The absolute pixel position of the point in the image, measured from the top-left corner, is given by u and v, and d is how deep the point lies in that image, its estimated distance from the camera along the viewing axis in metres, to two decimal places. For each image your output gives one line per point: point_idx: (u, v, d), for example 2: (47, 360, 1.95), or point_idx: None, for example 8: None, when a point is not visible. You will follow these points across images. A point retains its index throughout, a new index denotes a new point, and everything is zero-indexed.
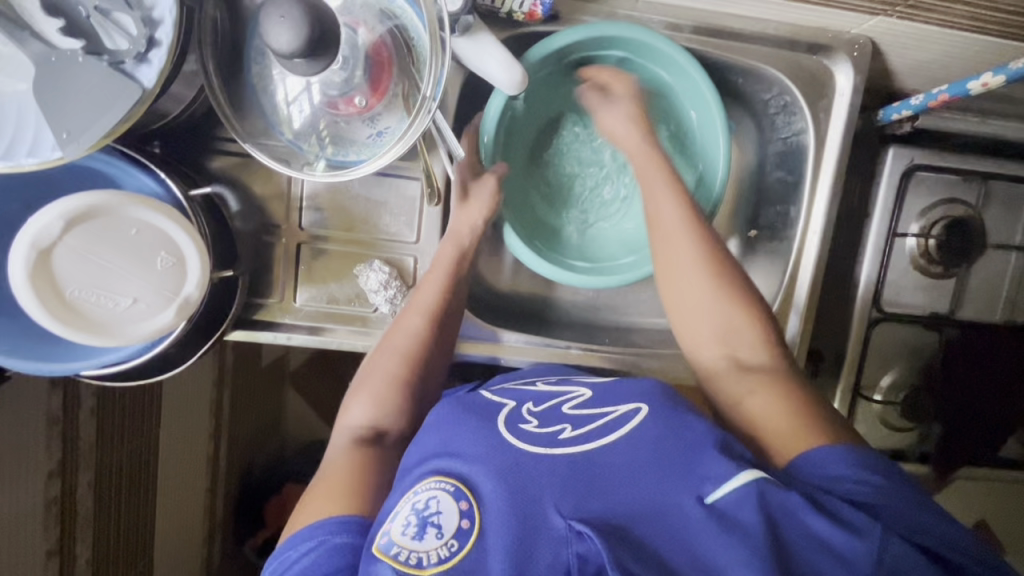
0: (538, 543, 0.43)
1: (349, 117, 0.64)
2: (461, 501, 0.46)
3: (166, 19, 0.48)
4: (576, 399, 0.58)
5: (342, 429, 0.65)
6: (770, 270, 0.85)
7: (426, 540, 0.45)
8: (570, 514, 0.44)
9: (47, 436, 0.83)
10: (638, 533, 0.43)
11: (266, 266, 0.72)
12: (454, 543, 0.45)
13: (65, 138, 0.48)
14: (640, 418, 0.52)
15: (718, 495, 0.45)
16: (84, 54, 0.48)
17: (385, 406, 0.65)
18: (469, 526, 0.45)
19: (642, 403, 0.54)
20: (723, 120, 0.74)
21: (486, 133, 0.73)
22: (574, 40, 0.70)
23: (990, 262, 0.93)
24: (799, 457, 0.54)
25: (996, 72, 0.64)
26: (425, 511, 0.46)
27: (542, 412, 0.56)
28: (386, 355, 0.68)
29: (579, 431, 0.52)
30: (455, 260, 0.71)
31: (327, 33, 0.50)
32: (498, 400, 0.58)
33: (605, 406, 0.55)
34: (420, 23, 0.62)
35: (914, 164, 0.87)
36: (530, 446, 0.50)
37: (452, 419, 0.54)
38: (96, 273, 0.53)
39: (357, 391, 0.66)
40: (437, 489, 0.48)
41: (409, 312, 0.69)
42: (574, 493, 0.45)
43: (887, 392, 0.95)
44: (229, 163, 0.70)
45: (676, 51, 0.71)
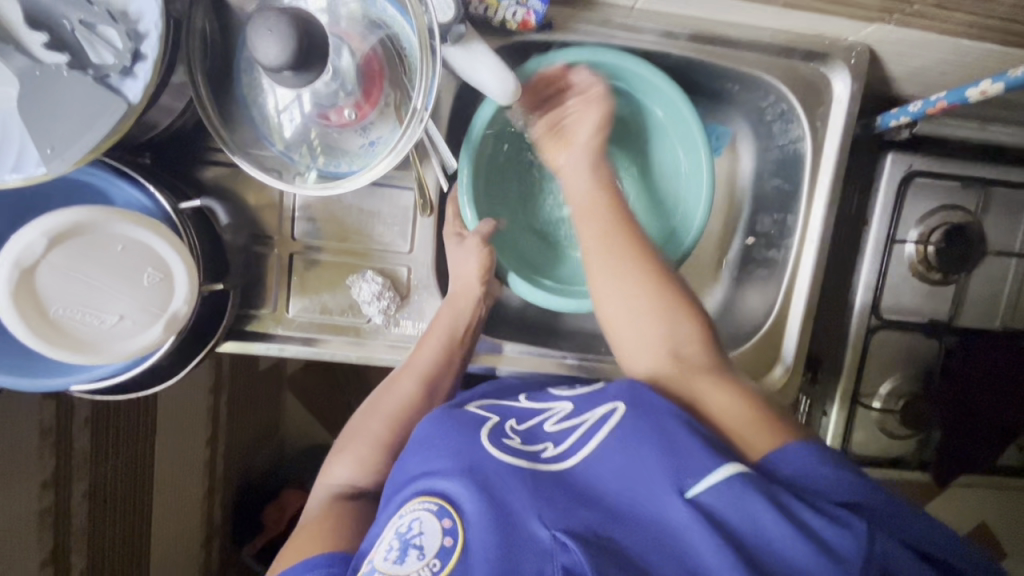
0: (520, 554, 0.42)
1: (340, 127, 0.63)
2: (445, 519, 0.45)
3: (152, 32, 0.48)
4: (554, 415, 0.57)
5: (323, 487, 0.64)
6: (767, 278, 0.84)
7: (407, 563, 0.43)
8: (554, 525, 0.43)
9: (41, 447, 0.83)
10: (620, 540, 0.42)
11: (258, 277, 0.72)
12: (437, 562, 0.43)
13: (49, 154, 0.47)
14: (618, 419, 0.51)
15: (699, 490, 0.44)
16: (69, 68, 0.47)
17: (369, 467, 0.64)
18: (452, 544, 0.44)
19: (618, 403, 0.54)
20: (704, 137, 0.77)
21: (473, 137, 0.73)
22: (559, 64, 0.72)
23: (989, 268, 0.92)
24: (770, 453, 0.49)
25: (993, 79, 0.63)
26: (408, 533, 0.45)
27: (525, 431, 0.55)
28: (378, 414, 0.67)
29: (562, 447, 0.51)
30: (455, 322, 0.71)
31: (314, 45, 0.49)
32: (480, 413, 0.57)
33: (582, 415, 0.55)
34: (411, 32, 0.61)
35: (914, 170, 0.87)
36: (516, 462, 0.49)
37: (430, 433, 0.54)
38: (81, 290, 0.52)
39: (344, 449, 0.66)
40: (421, 510, 0.46)
41: (405, 376, 0.69)
42: (558, 505, 0.44)
43: (886, 399, 0.95)
44: (220, 174, 0.69)
45: (643, 69, 0.74)
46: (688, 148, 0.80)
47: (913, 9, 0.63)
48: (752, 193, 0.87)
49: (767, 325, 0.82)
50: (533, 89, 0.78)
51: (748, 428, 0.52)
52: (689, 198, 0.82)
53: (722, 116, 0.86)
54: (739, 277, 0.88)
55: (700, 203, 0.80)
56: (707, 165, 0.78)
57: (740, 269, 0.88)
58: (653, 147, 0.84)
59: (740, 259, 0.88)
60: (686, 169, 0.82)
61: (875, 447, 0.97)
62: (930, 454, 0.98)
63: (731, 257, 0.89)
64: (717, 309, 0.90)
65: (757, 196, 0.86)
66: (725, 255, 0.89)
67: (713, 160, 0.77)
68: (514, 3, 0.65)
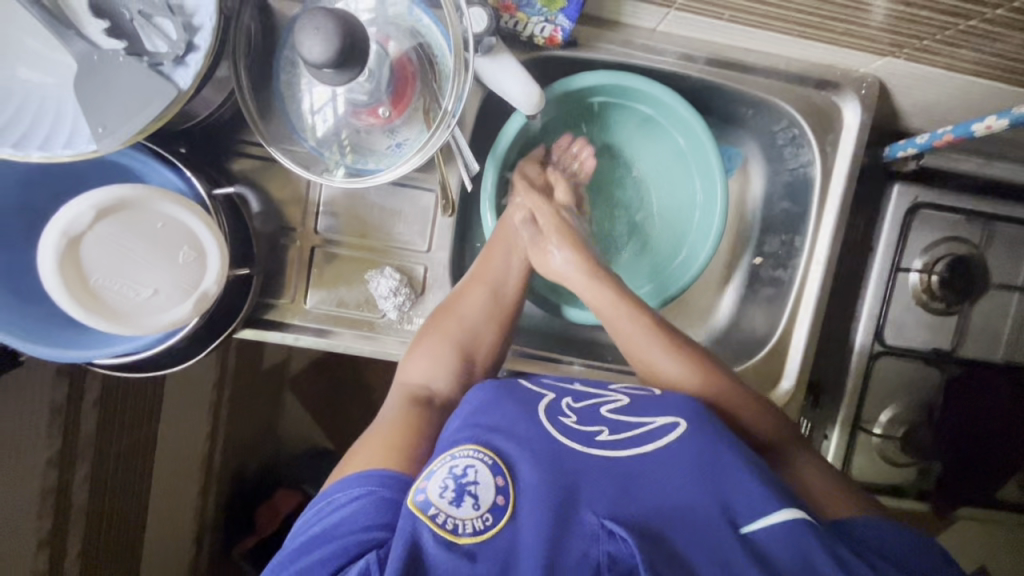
0: (571, 534, 0.44)
1: (370, 127, 0.66)
2: (498, 477, 0.47)
3: (206, 25, 0.51)
4: (611, 403, 0.58)
5: (398, 387, 0.66)
6: (774, 298, 0.86)
7: (463, 509, 0.45)
8: (603, 513, 0.45)
9: (50, 424, 0.85)
10: (671, 537, 0.45)
11: (279, 266, 0.74)
12: (489, 517, 0.45)
13: (101, 132, 0.50)
14: (677, 435, 0.52)
15: (755, 528, 0.46)
16: (125, 54, 0.50)
17: (444, 367, 0.67)
18: (504, 502, 0.46)
19: (680, 420, 0.54)
20: (718, 161, 0.81)
21: (498, 149, 0.76)
22: (588, 82, 0.76)
23: (992, 301, 0.94)
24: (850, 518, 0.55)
25: (1000, 115, 0.66)
26: (462, 478, 0.47)
27: (581, 409, 0.56)
28: (451, 315, 0.70)
29: (616, 435, 0.52)
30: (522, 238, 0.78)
31: (357, 45, 0.52)
32: (535, 390, 0.58)
33: (644, 416, 0.55)
34: (446, 44, 0.65)
35: (919, 202, 0.90)
36: (571, 443, 0.50)
37: (493, 400, 0.54)
38: (120, 262, 0.54)
39: (418, 347, 0.68)
40: (476, 459, 0.48)
41: (477, 282, 0.73)
42: (608, 491, 0.47)
43: (886, 426, 0.96)
44: (249, 166, 0.72)
45: (671, 99, 0.78)
46: (703, 171, 0.84)
47: (921, 45, 0.66)
48: (762, 215, 0.89)
49: (772, 343, 0.83)
50: (557, 107, 0.82)
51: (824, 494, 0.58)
52: (703, 221, 0.85)
53: (736, 140, 0.89)
54: (748, 297, 0.90)
55: (714, 221, 0.83)
56: (721, 190, 0.81)
57: (748, 288, 0.90)
58: (673, 169, 0.88)
59: (748, 279, 0.90)
60: (702, 201, 0.85)
61: (877, 475, 0.97)
62: (930, 484, 0.98)
63: (740, 276, 0.91)
64: (723, 327, 0.91)
65: (766, 217, 0.89)
66: (734, 274, 0.92)
67: (725, 183, 0.81)
68: (543, 20, 0.67)
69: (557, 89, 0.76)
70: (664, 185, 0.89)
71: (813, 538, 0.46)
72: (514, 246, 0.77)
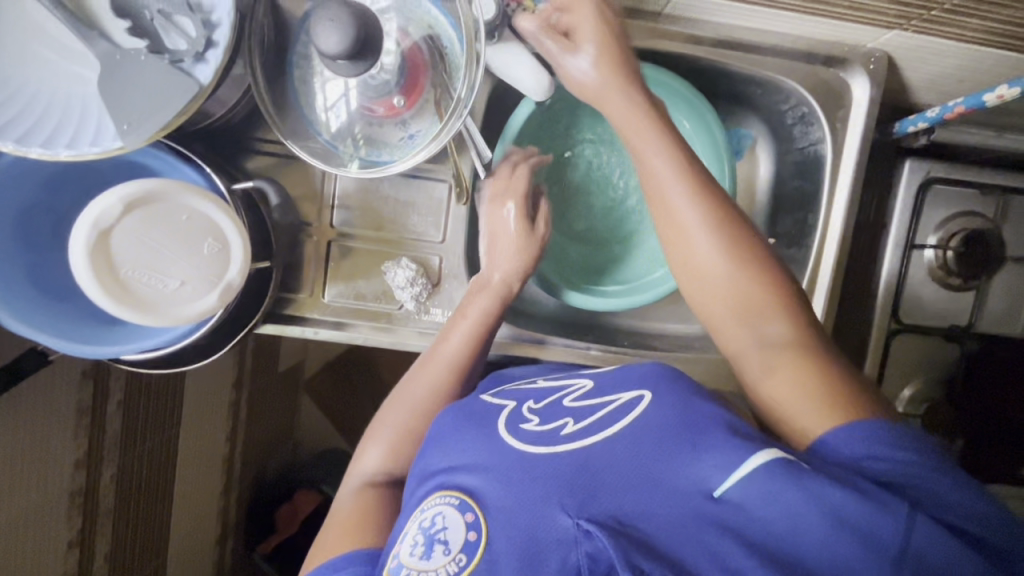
0: (546, 546, 0.45)
1: (384, 119, 0.67)
2: (466, 514, 0.50)
3: (223, 21, 0.52)
4: (576, 392, 0.62)
5: (353, 476, 0.68)
6: (789, 277, 0.86)
7: (434, 558, 0.49)
8: (578, 514, 0.46)
9: (77, 425, 0.86)
10: (648, 531, 0.44)
11: (296, 261, 0.75)
12: (462, 557, 0.48)
13: (125, 129, 0.50)
14: (641, 407, 0.54)
15: (727, 487, 0.45)
16: (147, 53, 0.51)
17: (396, 455, 0.68)
18: (475, 537, 0.49)
19: (645, 390, 0.57)
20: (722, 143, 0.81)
21: (509, 134, 0.77)
22: None
23: (1009, 275, 0.93)
24: (823, 438, 0.49)
25: (1010, 85, 0.67)
26: (430, 529, 0.51)
27: (543, 410, 0.60)
28: (404, 399, 0.70)
29: (579, 425, 0.55)
30: (490, 299, 0.73)
31: (371, 38, 0.53)
32: (497, 404, 0.62)
33: (608, 397, 0.58)
34: (455, 31, 0.66)
35: (931, 177, 0.89)
36: (537, 449, 0.53)
37: (452, 429, 0.60)
38: (151, 257, 0.55)
39: (373, 438, 0.69)
40: (442, 505, 0.52)
41: (433, 360, 0.71)
42: (577, 493, 0.48)
43: (908, 404, 0.96)
44: (266, 163, 0.73)
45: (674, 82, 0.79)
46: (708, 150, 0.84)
47: (931, 15, 0.66)
48: (773, 196, 0.89)
49: None
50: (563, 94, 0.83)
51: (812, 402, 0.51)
52: None
53: (744, 121, 0.89)
54: None
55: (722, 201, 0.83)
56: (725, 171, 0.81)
57: None
58: None
59: None
60: None
61: None
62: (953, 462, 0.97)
63: None
64: None
65: (777, 197, 0.89)
66: None
67: (731, 162, 0.81)
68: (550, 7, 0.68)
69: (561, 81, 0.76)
70: None
71: (789, 481, 0.43)
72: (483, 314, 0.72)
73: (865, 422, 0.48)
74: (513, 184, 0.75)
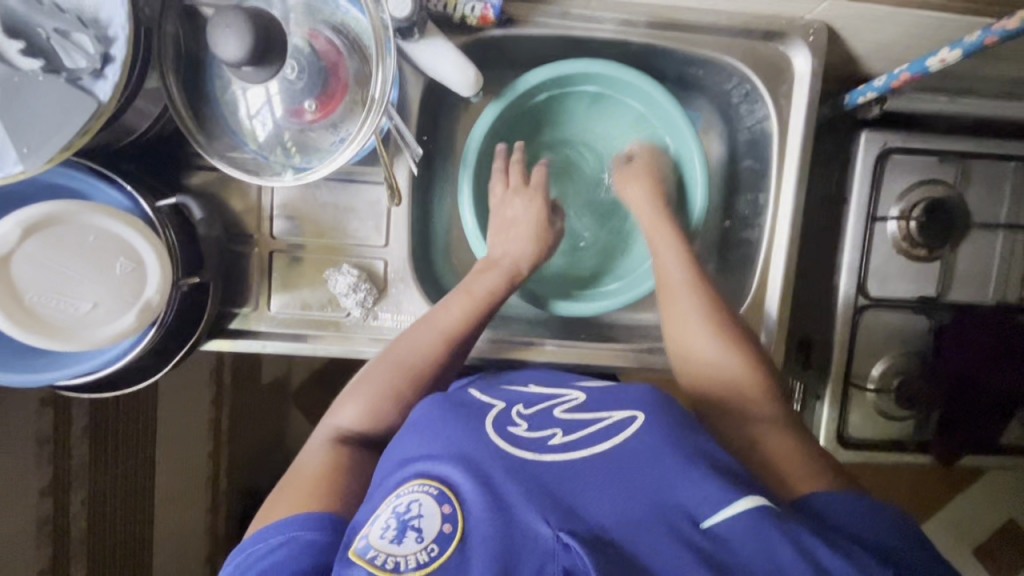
0: (524, 554, 0.44)
1: (312, 125, 0.66)
2: (444, 505, 0.47)
3: (120, 36, 0.51)
4: (567, 403, 0.59)
5: (327, 425, 0.67)
6: (746, 259, 0.84)
7: (405, 544, 0.46)
8: (558, 525, 0.45)
9: (38, 454, 0.85)
10: (632, 549, 0.44)
11: (239, 275, 0.74)
12: (434, 547, 0.45)
13: (26, 152, 0.50)
14: (635, 427, 0.52)
15: (714, 521, 0.45)
16: (43, 73, 0.50)
17: (375, 417, 0.66)
18: (450, 531, 0.46)
19: (638, 412, 0.54)
20: (683, 120, 0.81)
21: (468, 154, 0.80)
22: (545, 78, 0.79)
23: (977, 242, 0.91)
24: (813, 495, 0.53)
25: (952, 47, 0.65)
26: (404, 514, 0.47)
27: (533, 415, 0.57)
28: (391, 361, 0.68)
29: (569, 437, 0.53)
30: (495, 282, 0.75)
31: (272, 37, 0.52)
32: (486, 400, 0.59)
33: (600, 412, 0.55)
34: (364, 20, 0.64)
35: (888, 148, 0.87)
36: (524, 454, 0.51)
37: (440, 417, 0.55)
38: (61, 281, 0.56)
39: (355, 392, 0.67)
40: (421, 492, 0.48)
41: (428, 328, 0.70)
42: (561, 504, 0.46)
43: (879, 380, 0.93)
44: (201, 177, 0.72)
45: (615, 71, 0.79)
46: (671, 128, 0.85)
47: None
48: (727, 178, 0.88)
49: (747, 302, 0.81)
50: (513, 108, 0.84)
51: (799, 469, 0.56)
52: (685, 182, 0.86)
53: (693, 103, 0.88)
54: (723, 262, 0.89)
55: (696, 178, 0.83)
56: (693, 144, 0.82)
57: (720, 251, 0.89)
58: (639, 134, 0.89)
59: (719, 242, 0.89)
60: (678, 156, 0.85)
61: (874, 430, 0.95)
62: (929, 435, 0.95)
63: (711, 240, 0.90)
64: None
65: (732, 178, 0.87)
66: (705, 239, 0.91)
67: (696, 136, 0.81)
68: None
69: (504, 97, 0.80)
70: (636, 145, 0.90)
71: (777, 530, 0.44)
72: (485, 295, 0.73)
73: (846, 491, 0.53)
74: (529, 189, 0.83)
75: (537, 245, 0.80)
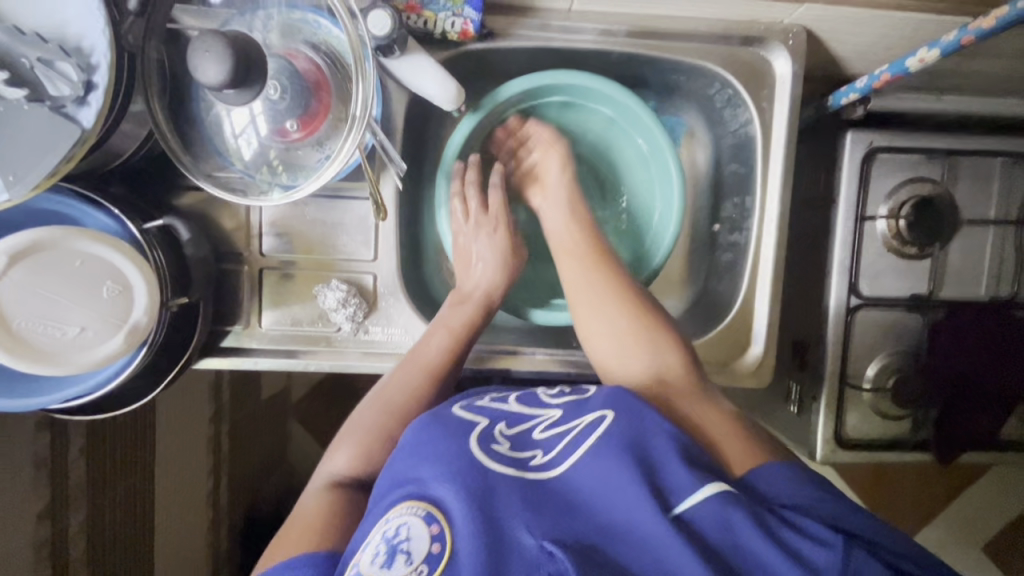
0: (511, 562, 0.45)
1: (297, 143, 0.66)
2: (431, 526, 0.47)
3: (103, 63, 0.52)
4: (544, 421, 0.59)
5: (320, 476, 0.67)
6: (735, 262, 0.85)
7: (395, 569, 0.45)
8: (541, 534, 0.46)
9: (36, 477, 0.85)
10: (609, 550, 0.45)
11: (230, 293, 0.74)
12: (425, 568, 0.45)
13: (11, 180, 0.51)
14: (604, 426, 0.54)
15: (686, 508, 0.47)
16: (29, 102, 0.51)
17: (365, 460, 0.66)
18: (439, 550, 0.46)
19: (607, 411, 0.56)
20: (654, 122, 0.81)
21: (446, 161, 0.81)
22: (514, 88, 0.79)
23: (967, 238, 0.91)
24: (752, 472, 0.54)
25: (930, 47, 0.66)
26: (395, 538, 0.47)
27: (514, 436, 0.57)
28: (377, 404, 0.70)
29: (548, 456, 0.54)
30: (468, 315, 0.76)
31: (253, 60, 0.53)
32: (469, 418, 0.58)
33: (571, 421, 0.57)
34: (341, 34, 0.66)
35: (874, 147, 0.87)
36: (507, 471, 0.51)
37: (426, 438, 0.55)
38: (45, 306, 0.57)
39: (344, 437, 0.68)
40: (409, 514, 0.48)
41: (408, 366, 0.72)
42: (543, 515, 0.47)
43: (874, 379, 0.93)
44: (190, 198, 0.73)
45: (580, 80, 0.79)
46: (641, 128, 0.86)
47: None
48: (714, 182, 0.88)
49: (737, 305, 0.81)
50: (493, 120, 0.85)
51: (734, 448, 0.58)
52: (662, 181, 0.86)
53: (676, 108, 0.89)
54: (713, 265, 0.89)
55: (671, 178, 0.84)
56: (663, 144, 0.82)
57: (710, 255, 0.89)
58: (609, 137, 0.90)
59: (708, 246, 0.90)
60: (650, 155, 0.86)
61: (871, 430, 0.95)
62: (926, 433, 0.95)
63: (700, 244, 0.90)
64: (692, 296, 0.91)
65: (719, 182, 0.88)
66: (695, 244, 0.91)
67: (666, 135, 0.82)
68: (451, 14, 0.68)
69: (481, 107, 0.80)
70: (606, 147, 0.91)
71: (741, 512, 0.46)
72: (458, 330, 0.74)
73: (775, 464, 0.55)
74: (490, 216, 0.82)
75: (506, 272, 0.81)
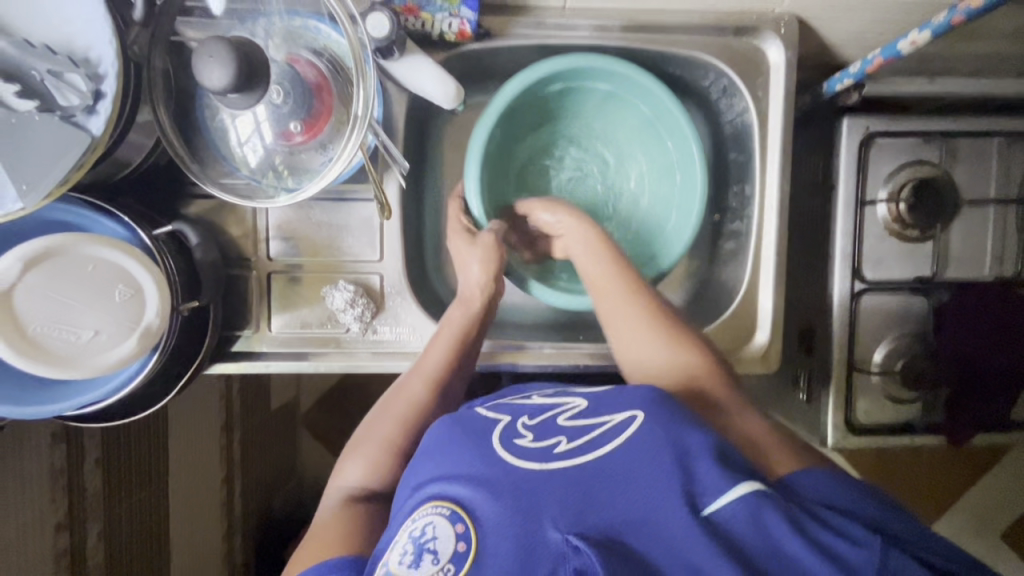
0: (535, 558, 0.44)
1: (302, 146, 0.68)
2: (457, 524, 0.48)
3: (110, 72, 0.53)
4: (569, 410, 0.58)
5: (336, 489, 0.68)
6: (739, 251, 0.85)
7: (422, 568, 0.46)
8: (568, 529, 0.45)
9: (53, 489, 0.85)
10: (639, 548, 0.44)
11: (239, 298, 0.75)
12: (451, 567, 0.45)
13: (25, 189, 0.51)
14: (634, 427, 0.52)
15: (716, 507, 0.46)
16: (39, 112, 0.52)
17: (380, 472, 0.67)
18: (465, 548, 0.46)
19: (638, 411, 0.54)
20: (688, 125, 0.80)
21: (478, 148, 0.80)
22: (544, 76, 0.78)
23: (968, 219, 0.91)
24: (791, 476, 0.54)
25: (921, 29, 0.66)
26: (421, 537, 0.48)
27: (537, 426, 0.56)
28: (387, 417, 0.71)
29: (574, 443, 0.52)
30: (464, 319, 0.75)
31: (253, 64, 0.54)
32: (490, 416, 0.58)
33: (601, 416, 0.55)
34: (341, 39, 0.67)
35: (872, 132, 0.87)
36: (529, 464, 0.50)
37: (447, 441, 0.55)
38: (58, 310, 0.58)
39: (355, 452, 0.69)
40: (433, 514, 0.49)
41: (415, 378, 0.72)
42: (567, 507, 0.46)
43: (884, 363, 0.93)
44: (197, 205, 0.74)
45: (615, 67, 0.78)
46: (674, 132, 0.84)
47: None
48: (714, 172, 0.89)
49: (741, 292, 0.82)
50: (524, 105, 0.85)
51: (775, 451, 0.58)
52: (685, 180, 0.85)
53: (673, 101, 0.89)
54: (717, 255, 0.89)
55: (696, 179, 0.83)
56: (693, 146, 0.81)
57: (713, 246, 0.90)
58: (645, 135, 0.89)
59: (710, 237, 0.90)
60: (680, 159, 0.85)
61: (882, 415, 0.94)
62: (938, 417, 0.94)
63: (703, 236, 0.91)
64: (697, 287, 0.91)
65: (719, 172, 0.88)
66: (697, 236, 0.91)
67: (698, 142, 0.81)
68: (448, 16, 0.70)
69: (502, 97, 0.79)
70: (638, 142, 0.90)
71: (770, 510, 0.46)
72: (456, 340, 0.74)
73: (817, 469, 0.55)
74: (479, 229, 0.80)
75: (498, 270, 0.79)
